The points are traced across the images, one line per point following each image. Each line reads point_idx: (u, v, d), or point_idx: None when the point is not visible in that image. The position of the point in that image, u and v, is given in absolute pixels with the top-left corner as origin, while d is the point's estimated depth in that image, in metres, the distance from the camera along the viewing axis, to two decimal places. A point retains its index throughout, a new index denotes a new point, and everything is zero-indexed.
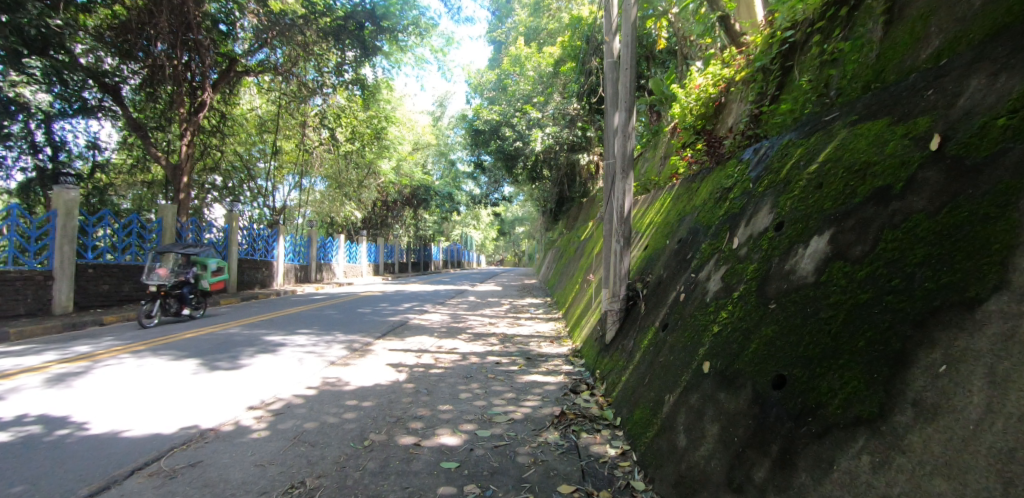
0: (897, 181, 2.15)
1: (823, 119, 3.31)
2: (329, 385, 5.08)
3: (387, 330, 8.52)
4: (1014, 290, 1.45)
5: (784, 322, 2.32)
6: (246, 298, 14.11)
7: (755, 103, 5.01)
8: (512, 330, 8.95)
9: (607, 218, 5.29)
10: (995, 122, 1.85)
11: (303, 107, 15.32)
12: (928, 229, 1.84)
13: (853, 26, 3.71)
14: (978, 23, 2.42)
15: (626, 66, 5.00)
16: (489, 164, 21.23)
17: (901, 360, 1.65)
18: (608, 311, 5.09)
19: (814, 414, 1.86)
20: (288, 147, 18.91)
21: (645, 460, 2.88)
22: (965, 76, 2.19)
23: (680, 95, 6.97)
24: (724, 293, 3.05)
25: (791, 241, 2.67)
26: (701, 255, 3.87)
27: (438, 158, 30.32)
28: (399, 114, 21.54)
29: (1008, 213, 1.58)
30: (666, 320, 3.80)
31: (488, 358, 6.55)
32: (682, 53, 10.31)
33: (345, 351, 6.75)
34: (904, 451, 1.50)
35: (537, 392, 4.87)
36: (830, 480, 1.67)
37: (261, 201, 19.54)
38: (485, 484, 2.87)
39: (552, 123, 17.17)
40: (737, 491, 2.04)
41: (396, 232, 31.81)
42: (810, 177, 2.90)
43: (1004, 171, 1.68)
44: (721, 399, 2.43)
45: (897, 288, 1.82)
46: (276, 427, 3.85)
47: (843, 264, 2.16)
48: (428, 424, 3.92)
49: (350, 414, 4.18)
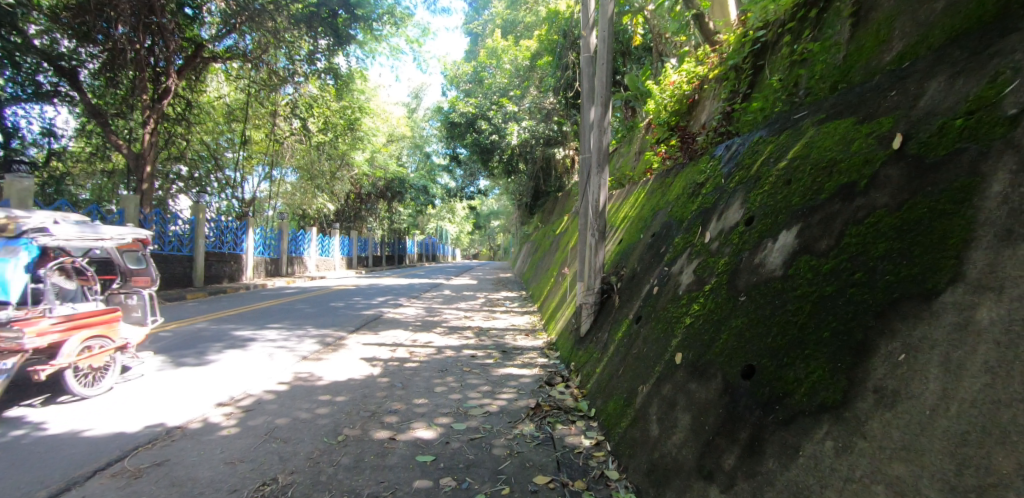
0: (861, 178, 2.23)
1: (793, 117, 3.40)
2: (301, 381, 4.99)
3: (361, 325, 8.43)
4: (968, 282, 1.53)
5: (753, 314, 2.39)
6: (214, 292, 13.72)
7: (727, 100, 5.11)
8: (487, 323, 8.97)
9: (582, 212, 5.32)
10: (952, 123, 1.94)
11: (273, 96, 14.90)
12: (889, 224, 1.92)
13: (822, 27, 3.82)
14: (939, 27, 2.53)
15: (603, 61, 5.03)
16: (465, 158, 21.08)
17: (863, 350, 1.72)
18: (583, 304, 5.15)
19: (781, 402, 1.92)
20: (258, 137, 18.39)
21: (619, 450, 2.94)
22: (926, 78, 2.28)
23: (656, 91, 7.05)
24: (696, 286, 3.11)
25: (760, 236, 2.75)
26: (674, 249, 3.94)
27: (413, 151, 30.06)
28: (373, 105, 21.18)
29: (963, 208, 1.67)
30: (640, 313, 3.87)
31: (464, 351, 6.55)
32: (658, 50, 10.47)
33: (318, 346, 6.64)
34: (865, 436, 1.56)
35: (513, 385, 4.89)
36: (796, 466, 1.73)
37: (229, 193, 18.96)
38: (461, 477, 2.87)
39: (528, 117, 17.24)
40: (707, 477, 2.09)
41: (370, 225, 31.37)
42: (779, 173, 2.98)
43: (961, 169, 1.77)
44: (693, 389, 2.49)
45: (860, 281, 1.89)
46: (246, 424, 3.76)
47: (809, 257, 2.24)
48: (403, 418, 3.90)
49: (323, 409, 4.12)
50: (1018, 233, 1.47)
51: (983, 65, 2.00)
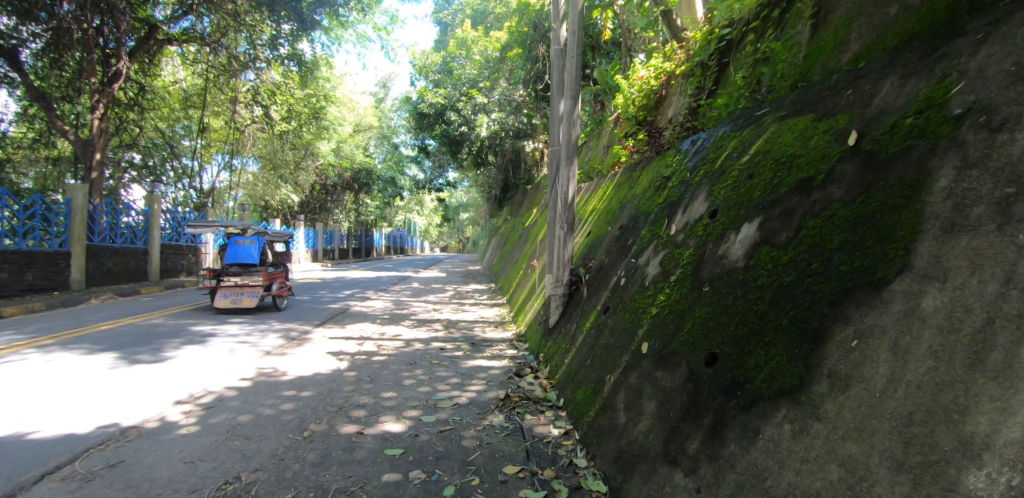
0: (818, 173, 2.32)
1: (755, 114, 3.50)
2: (264, 376, 4.86)
3: (327, 318, 8.25)
4: (915, 271, 1.62)
5: (716, 303, 2.46)
6: (171, 286, 13.17)
7: (693, 96, 5.22)
8: (456, 316, 8.94)
9: (551, 204, 5.34)
10: (903, 121, 2.03)
11: (234, 82, 14.32)
12: (843, 217, 2.01)
13: (784, 26, 3.94)
14: (892, 31, 2.64)
15: (573, 54, 5.03)
16: (433, 149, 20.80)
17: (818, 337, 1.80)
18: (552, 295, 5.18)
19: (742, 388, 1.99)
20: (217, 125, 17.68)
21: (587, 438, 2.98)
22: (880, 78, 2.38)
23: (624, 86, 7.12)
24: (662, 277, 3.19)
25: (724, 228, 2.82)
26: (640, 242, 4.01)
27: (380, 141, 29.58)
28: (339, 93, 20.66)
29: (912, 202, 1.75)
30: (608, 304, 3.93)
31: (432, 343, 6.51)
32: (626, 45, 10.61)
33: (281, 340, 6.48)
34: (820, 418, 1.63)
35: (482, 376, 4.90)
36: (755, 448, 1.80)
37: (186, 183, 18.18)
38: (431, 469, 2.86)
39: (497, 109, 17.23)
40: (672, 462, 2.15)
41: (335, 217, 30.70)
42: (741, 168, 3.07)
43: (911, 165, 1.86)
44: (658, 377, 2.55)
45: (816, 271, 1.97)
46: (206, 422, 3.65)
47: (769, 249, 2.33)
48: (371, 412, 3.85)
49: (288, 405, 4.02)
50: (960, 226, 1.57)
51: (932, 66, 2.10)
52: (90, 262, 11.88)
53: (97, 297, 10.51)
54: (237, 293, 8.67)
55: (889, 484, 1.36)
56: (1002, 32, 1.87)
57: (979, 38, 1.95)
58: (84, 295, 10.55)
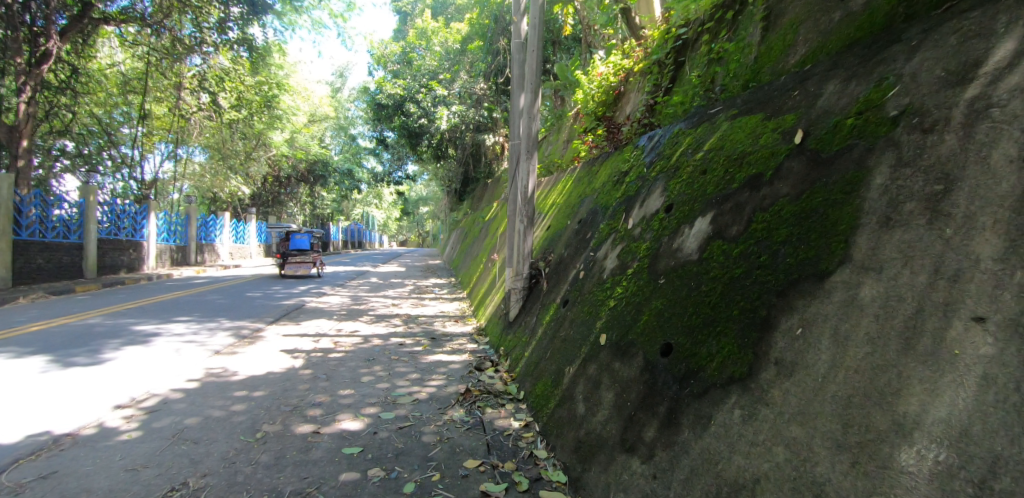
0: (767, 169, 2.42)
1: (708, 112, 3.61)
2: (213, 377, 4.65)
3: (281, 315, 7.99)
4: (854, 263, 1.71)
5: (671, 295, 2.53)
6: (109, 283, 12.35)
7: (651, 94, 5.35)
8: (415, 310, 8.85)
9: (511, 198, 5.34)
10: (844, 121, 2.14)
11: (178, 66, 13.54)
12: (789, 211, 2.10)
13: (737, 28, 4.09)
14: (835, 36, 2.79)
15: (534, 48, 5.03)
16: (392, 141, 20.35)
17: (767, 325, 1.88)
18: (512, 289, 5.19)
19: (695, 376, 2.06)
20: (159, 112, 16.64)
21: (547, 430, 3.02)
22: (824, 80, 2.50)
23: (583, 81, 7.21)
24: (620, 270, 3.25)
25: (679, 222, 2.90)
26: (599, 236, 4.07)
27: (337, 132, 28.74)
28: (294, 82, 19.93)
29: (853, 198, 1.85)
30: (567, 297, 3.97)
31: (391, 339, 6.41)
32: (587, 41, 10.74)
33: (232, 339, 6.20)
34: (768, 404, 1.71)
35: (442, 371, 4.86)
36: (708, 434, 1.86)
37: (125, 173, 17.05)
38: (390, 467, 2.82)
39: (458, 102, 17.06)
40: (629, 449, 2.20)
41: (290, 210, 29.69)
42: (695, 164, 3.17)
43: (851, 162, 1.96)
44: (616, 368, 2.60)
45: (765, 264, 2.06)
46: (149, 426, 3.45)
47: (721, 242, 2.41)
48: (328, 410, 3.75)
49: (239, 406, 3.86)
50: (895, 220, 1.67)
51: (871, 71, 2.22)
52: (17, 258, 11.00)
53: (25, 297, 9.71)
54: (297, 267, 14.12)
55: (830, 463, 1.43)
56: (933, 40, 2.00)
57: (914, 45, 2.08)
58: (10, 294, 9.74)
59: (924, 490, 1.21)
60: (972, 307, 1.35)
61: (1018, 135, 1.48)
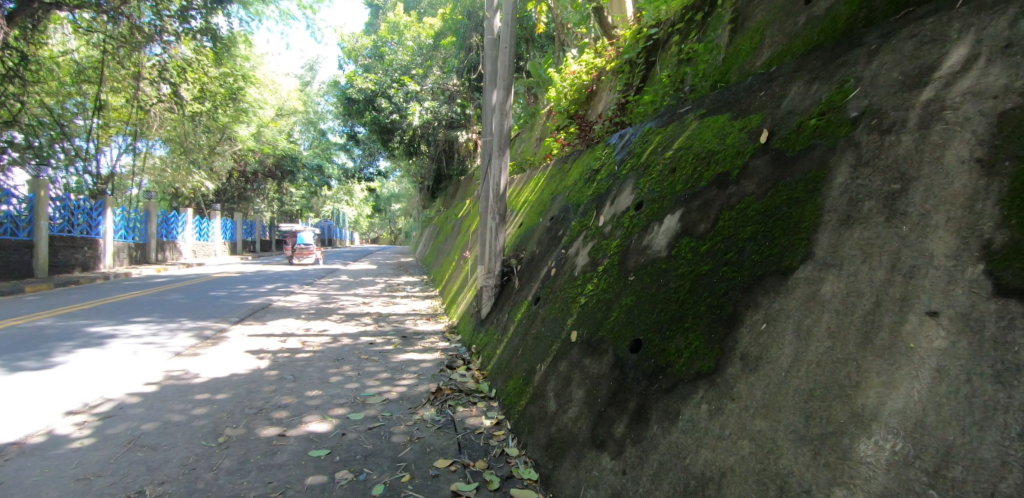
0: (733, 168, 2.47)
1: (678, 111, 3.65)
2: (172, 380, 4.46)
3: (246, 314, 7.76)
4: (816, 260, 1.76)
5: (640, 292, 2.55)
6: (61, 282, 11.71)
7: (622, 93, 5.41)
8: (386, 309, 8.73)
9: (483, 196, 5.31)
10: (808, 122, 2.20)
11: (137, 55, 12.94)
12: (755, 210, 2.15)
13: (706, 30, 4.17)
14: (799, 39, 2.87)
15: (506, 44, 5.00)
16: (363, 137, 19.94)
17: (732, 321, 1.92)
18: (483, 287, 5.17)
19: (664, 372, 2.08)
20: (116, 103, 15.89)
21: (518, 428, 3.01)
22: (789, 81, 2.56)
23: (556, 79, 7.26)
24: (590, 267, 3.27)
25: (648, 220, 2.93)
26: (570, 233, 4.08)
27: (306, 127, 28.09)
28: (261, 74, 19.34)
29: (815, 196, 1.90)
30: (538, 294, 3.97)
31: (361, 338, 6.30)
32: (560, 40, 10.81)
33: (193, 340, 5.97)
34: (733, 398, 1.74)
35: (412, 370, 4.80)
36: (676, 429, 1.87)
37: (79, 166, 16.14)
38: (359, 468, 2.76)
39: (430, 98, 16.90)
40: (599, 445, 2.21)
41: (256, 206, 28.90)
42: (665, 162, 3.20)
43: (813, 162, 2.01)
44: (586, 365, 2.61)
45: (731, 261, 2.09)
46: (103, 432, 3.29)
47: (689, 239, 2.44)
48: (294, 412, 3.65)
49: (201, 409, 3.72)
50: (855, 218, 1.72)
51: (833, 73, 2.29)
52: None
53: None
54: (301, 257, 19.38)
55: (793, 455, 1.47)
56: (891, 44, 2.07)
57: (873, 49, 2.15)
58: None
59: (882, 479, 1.24)
60: (926, 301, 1.40)
61: (969, 137, 1.55)
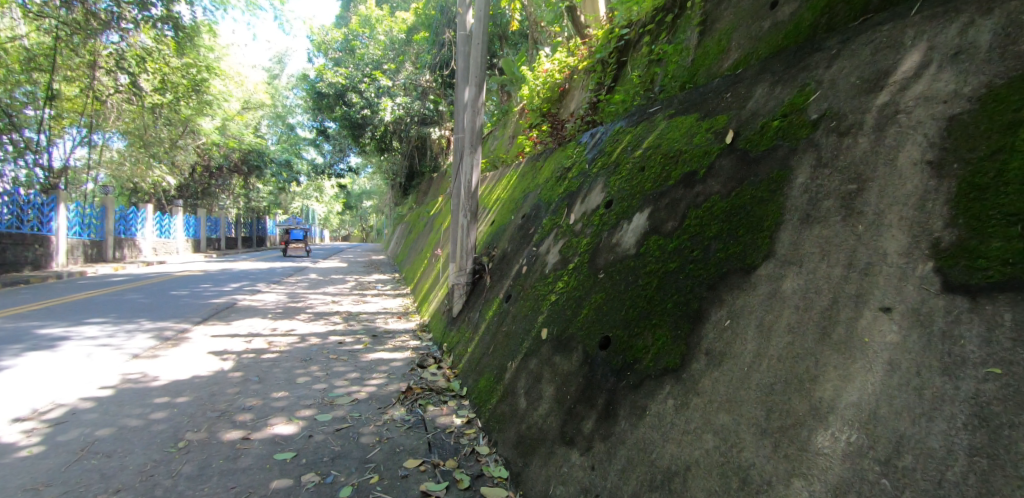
0: (700, 168, 2.51)
1: (648, 111, 3.70)
2: (130, 383, 4.28)
3: (210, 314, 7.49)
4: (777, 258, 1.81)
5: (610, 289, 2.57)
6: (8, 282, 11.05)
7: (594, 92, 5.46)
8: (357, 307, 8.59)
9: (455, 193, 5.26)
10: (771, 123, 2.26)
11: (91, 42, 12.31)
12: (720, 208, 2.19)
13: (675, 32, 4.24)
14: (764, 43, 2.95)
15: (478, 41, 4.97)
16: (333, 132, 19.43)
17: (698, 318, 1.95)
18: (455, 285, 5.13)
19: (632, 368, 2.10)
20: (70, 92, 15.08)
21: (488, 426, 3.00)
22: (754, 83, 2.62)
23: (529, 77, 7.27)
24: (561, 264, 3.28)
25: (618, 218, 2.96)
26: (542, 231, 4.09)
27: (273, 121, 27.33)
28: (226, 66, 18.67)
29: (777, 196, 1.96)
30: (509, 292, 3.97)
31: (330, 337, 6.17)
32: (533, 38, 10.85)
33: (153, 341, 5.74)
34: (699, 393, 1.76)
35: (383, 369, 4.73)
36: (643, 424, 1.89)
37: (29, 159, 15.27)
38: (326, 471, 2.70)
39: (402, 93, 16.75)
40: (568, 442, 2.22)
41: (222, 202, 27.99)
42: (634, 160, 3.24)
43: (776, 162, 2.07)
44: (557, 362, 2.62)
45: (697, 258, 2.13)
46: (54, 440, 3.12)
47: (657, 237, 2.47)
48: (259, 415, 3.55)
49: (160, 413, 3.58)
50: (814, 217, 1.77)
51: (795, 76, 2.36)
52: None
53: None
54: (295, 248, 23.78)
55: (755, 448, 1.50)
56: (850, 49, 2.14)
57: (833, 53, 2.22)
58: None
59: (838, 470, 1.29)
60: (880, 298, 1.45)
61: (922, 140, 1.61)
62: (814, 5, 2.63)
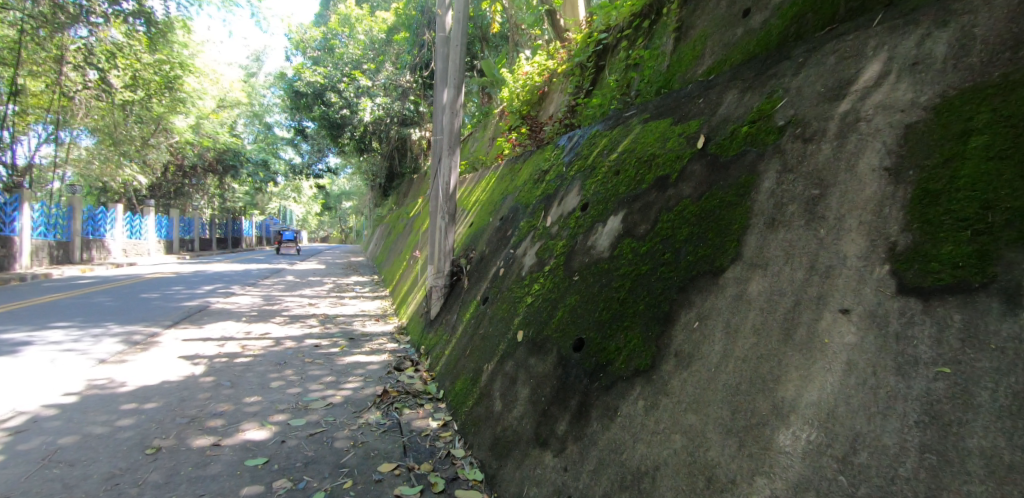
0: (672, 172, 2.56)
1: (623, 115, 3.74)
2: (96, 389, 4.15)
3: (182, 318, 7.31)
4: (744, 260, 1.85)
5: (584, 291, 2.60)
6: None
7: (572, 95, 5.51)
8: (334, 310, 8.48)
9: (433, 194, 5.23)
10: (740, 129, 2.31)
11: (58, 36, 11.89)
12: (690, 212, 2.24)
13: (651, 37, 4.31)
14: (736, 51, 3.02)
15: (458, 43, 4.97)
16: (311, 131, 19.16)
17: (668, 319, 1.98)
18: (433, 287, 5.10)
19: (604, 370, 2.13)
20: (35, 88, 14.53)
21: (464, 428, 3.00)
22: (725, 90, 2.68)
23: (509, 80, 7.30)
24: (537, 267, 3.30)
25: (593, 221, 2.99)
26: (519, 233, 4.11)
27: (250, 120, 26.83)
28: (201, 63, 18.25)
29: (745, 200, 2.01)
30: (487, 294, 3.98)
31: (306, 340, 6.09)
32: (513, 40, 10.88)
33: (120, 345, 5.57)
34: (668, 394, 1.79)
35: (359, 373, 4.67)
36: (614, 425, 1.92)
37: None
38: (298, 476, 2.66)
39: (382, 93, 16.59)
40: (542, 444, 2.23)
41: (196, 202, 27.34)
42: (610, 164, 3.28)
43: (744, 168, 2.12)
44: (532, 364, 2.64)
45: (669, 261, 2.17)
46: (12, 450, 3.00)
47: (631, 240, 2.51)
48: (231, 420, 3.48)
49: (126, 420, 3.47)
50: (779, 221, 1.83)
51: (765, 83, 2.42)
52: None
53: None
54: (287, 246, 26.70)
55: (720, 447, 1.53)
56: (817, 57, 2.21)
57: (800, 62, 2.29)
58: None
59: (798, 468, 1.32)
60: (839, 299, 1.50)
61: (880, 147, 1.67)
62: (784, 14, 2.71)
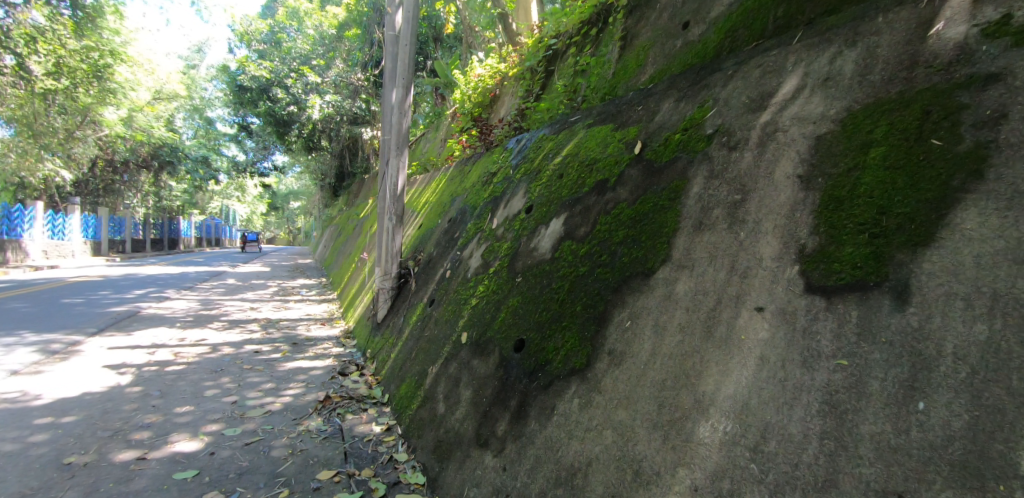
0: (612, 176, 2.64)
1: (568, 120, 3.83)
2: (6, 403, 3.81)
3: (108, 325, 6.81)
4: (673, 262, 1.94)
5: (526, 292, 2.64)
6: None
7: (523, 99, 5.57)
8: (278, 314, 8.17)
9: (380, 195, 5.11)
10: (673, 136, 2.42)
11: None
12: (626, 214, 2.32)
13: (599, 44, 4.42)
14: (675, 61, 3.16)
15: (407, 42, 4.90)
16: (255, 128, 18.31)
17: (603, 320, 2.05)
18: (380, 290, 5.00)
19: (543, 369, 2.17)
20: None
21: (407, 432, 2.98)
22: (662, 98, 2.79)
23: (461, 82, 7.29)
24: (482, 269, 3.32)
25: (537, 223, 3.03)
26: (466, 235, 4.12)
27: (189, 114, 25.36)
28: (138, 52, 16.91)
29: (676, 204, 2.10)
30: (434, 296, 3.95)
31: (245, 346, 5.83)
32: (467, 42, 10.87)
33: (36, 355, 5.13)
34: (601, 391, 1.86)
35: (301, 378, 4.53)
36: (551, 424, 1.96)
37: None
38: (231, 488, 2.55)
39: (332, 90, 16.06)
40: (482, 444, 2.25)
41: (128, 200, 25.51)
42: (554, 168, 3.35)
43: (675, 173, 2.23)
44: (474, 365, 2.65)
45: (605, 263, 2.24)
46: None
47: (571, 242, 2.57)
48: (159, 432, 3.29)
49: (40, 436, 3.21)
50: (705, 225, 1.93)
51: (697, 93, 2.54)
52: None
53: None
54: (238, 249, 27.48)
55: (647, 441, 1.60)
56: (743, 71, 2.35)
57: (729, 74, 2.42)
58: None
59: (716, 458, 1.40)
60: (755, 299, 1.61)
61: (795, 156, 1.80)
62: (719, 28, 2.86)
